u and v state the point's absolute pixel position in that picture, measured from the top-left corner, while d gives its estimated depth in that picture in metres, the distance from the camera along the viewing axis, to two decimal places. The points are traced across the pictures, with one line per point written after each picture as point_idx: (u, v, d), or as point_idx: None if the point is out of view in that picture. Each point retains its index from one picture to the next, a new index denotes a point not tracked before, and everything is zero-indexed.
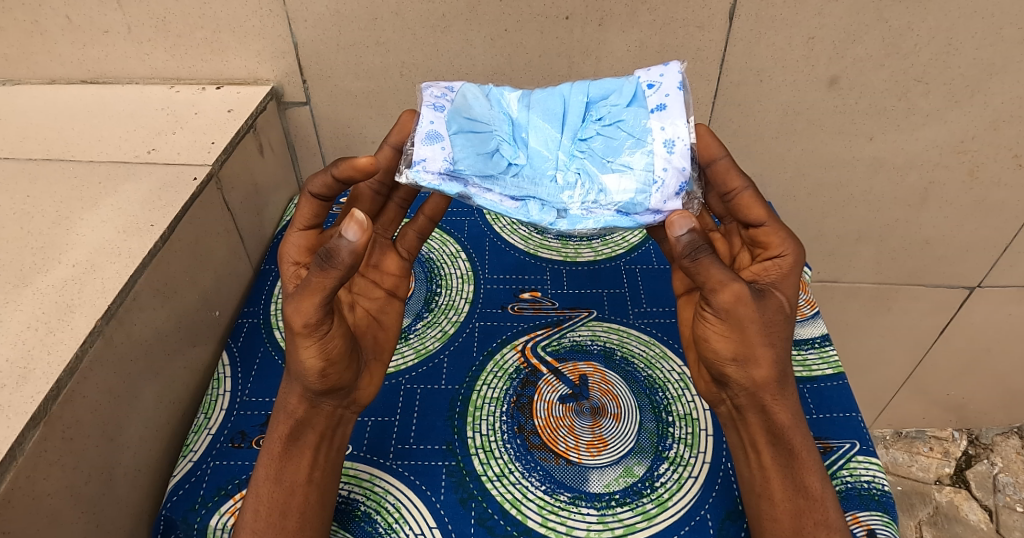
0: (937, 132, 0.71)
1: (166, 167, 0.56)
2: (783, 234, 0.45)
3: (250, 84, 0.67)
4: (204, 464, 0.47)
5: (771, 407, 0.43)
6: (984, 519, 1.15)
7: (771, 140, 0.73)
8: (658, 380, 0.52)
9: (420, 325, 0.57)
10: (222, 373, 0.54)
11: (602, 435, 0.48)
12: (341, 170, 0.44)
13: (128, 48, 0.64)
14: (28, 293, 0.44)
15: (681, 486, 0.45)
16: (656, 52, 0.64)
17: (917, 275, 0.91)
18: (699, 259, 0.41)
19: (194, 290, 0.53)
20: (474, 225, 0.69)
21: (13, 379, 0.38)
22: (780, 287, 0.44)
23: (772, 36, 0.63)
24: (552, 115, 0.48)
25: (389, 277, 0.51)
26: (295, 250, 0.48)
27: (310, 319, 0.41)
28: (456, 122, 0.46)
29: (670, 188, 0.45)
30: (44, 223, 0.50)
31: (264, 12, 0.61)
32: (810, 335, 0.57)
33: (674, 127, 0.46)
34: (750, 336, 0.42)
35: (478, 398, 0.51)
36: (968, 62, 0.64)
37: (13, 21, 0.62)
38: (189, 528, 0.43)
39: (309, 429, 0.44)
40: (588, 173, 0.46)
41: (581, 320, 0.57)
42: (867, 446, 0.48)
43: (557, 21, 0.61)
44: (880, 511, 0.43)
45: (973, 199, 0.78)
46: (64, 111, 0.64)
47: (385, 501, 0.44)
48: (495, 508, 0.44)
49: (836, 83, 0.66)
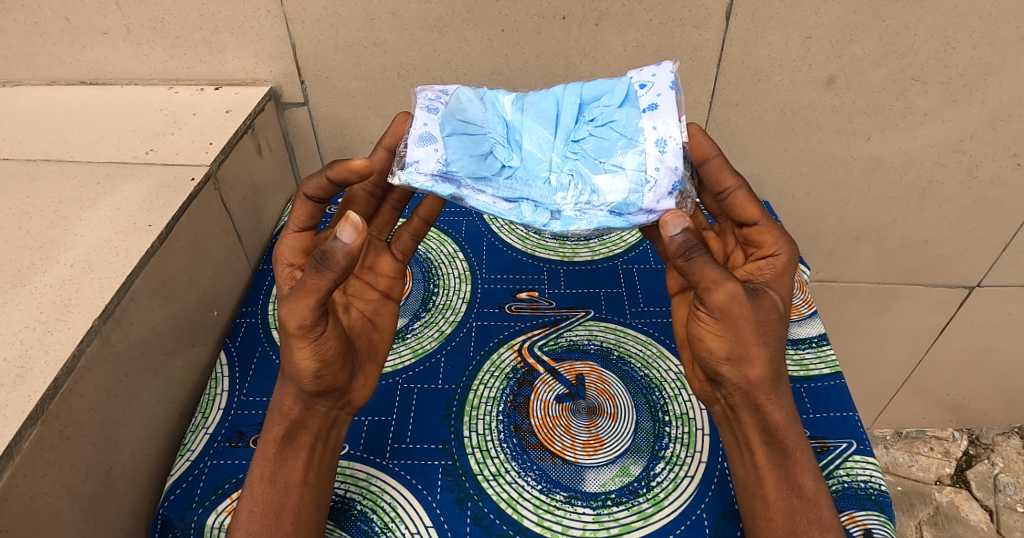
0: (935, 132, 0.71)
1: (164, 167, 0.56)
2: (777, 233, 0.45)
3: (248, 84, 0.68)
4: (202, 464, 0.47)
5: (765, 407, 0.43)
6: (985, 519, 1.14)
7: (769, 139, 0.73)
8: (655, 380, 0.52)
9: (417, 324, 0.58)
10: (220, 372, 0.54)
11: (598, 435, 0.48)
12: (336, 172, 0.44)
13: (127, 49, 0.65)
14: (26, 293, 0.44)
15: (677, 485, 0.45)
16: (653, 51, 0.64)
17: (917, 274, 0.90)
18: (693, 258, 0.41)
19: (192, 290, 0.53)
20: (472, 225, 0.69)
21: (10, 379, 0.38)
22: (774, 286, 0.44)
23: (769, 36, 0.63)
24: (546, 117, 0.48)
25: (383, 278, 0.52)
26: (289, 252, 0.48)
27: (304, 320, 0.41)
28: (449, 125, 0.46)
29: (663, 188, 0.45)
30: (43, 223, 0.50)
31: (261, 12, 0.61)
32: (807, 335, 0.57)
33: (666, 126, 0.46)
34: (744, 336, 0.42)
35: (474, 398, 0.51)
36: (965, 61, 0.64)
37: (13, 23, 0.63)
38: (186, 528, 0.43)
39: (304, 431, 0.44)
40: (581, 173, 0.47)
41: (578, 320, 0.57)
42: (864, 446, 0.48)
43: (554, 22, 0.61)
44: (876, 511, 0.43)
45: (972, 198, 0.78)
46: (63, 112, 0.64)
47: (381, 500, 0.44)
48: (491, 507, 0.44)
49: (834, 82, 0.66)
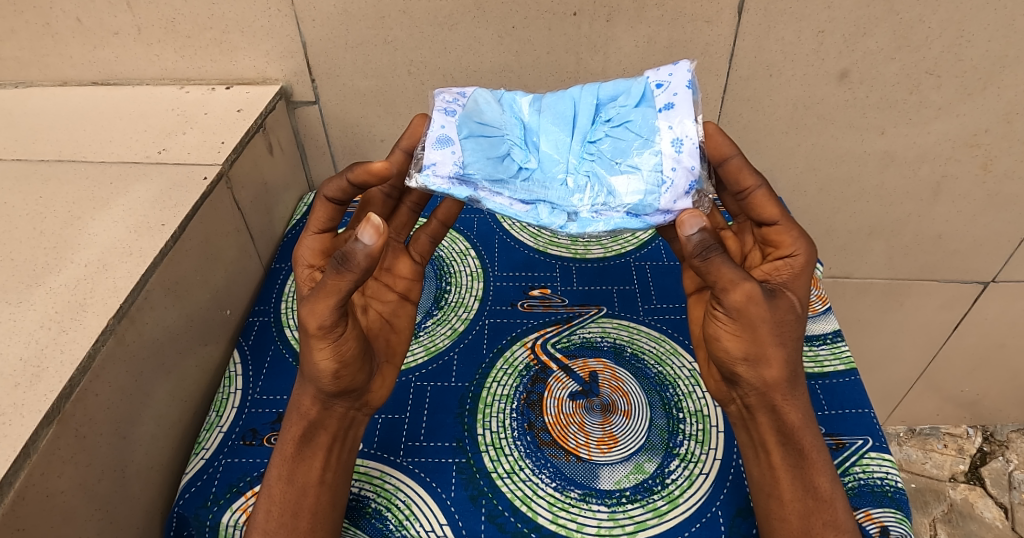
0: (949, 126, 0.70)
1: (176, 167, 0.56)
2: (796, 232, 0.45)
3: (259, 83, 0.68)
4: (216, 462, 0.47)
5: (782, 407, 0.43)
6: (1000, 516, 1.13)
7: (781, 134, 0.72)
8: (670, 376, 0.52)
9: (430, 322, 0.58)
10: (234, 371, 0.54)
11: (612, 431, 0.48)
12: (356, 175, 0.44)
13: (138, 49, 0.65)
14: (40, 293, 0.45)
15: (692, 482, 0.45)
16: (664, 47, 0.63)
17: (930, 270, 0.90)
18: (710, 258, 0.40)
19: (205, 289, 0.53)
20: (484, 222, 0.69)
21: (26, 379, 0.38)
22: (792, 287, 0.44)
23: (781, 30, 0.62)
24: (562, 118, 0.48)
25: (402, 280, 0.52)
26: (309, 253, 0.48)
27: (325, 321, 0.41)
28: (466, 127, 0.46)
29: (680, 188, 0.45)
30: (56, 223, 0.51)
31: (272, 11, 0.61)
32: (821, 331, 0.56)
33: (682, 125, 0.45)
34: (762, 336, 0.42)
35: (488, 395, 0.51)
36: (979, 54, 0.63)
37: (25, 24, 0.63)
38: (201, 526, 0.44)
39: (322, 431, 0.44)
40: (597, 175, 0.46)
41: (591, 317, 0.57)
42: (880, 442, 0.47)
43: (564, 18, 0.61)
44: (893, 508, 0.43)
45: (986, 193, 0.77)
46: (75, 112, 0.64)
47: (395, 498, 0.45)
48: (505, 505, 0.44)
49: (847, 76, 0.66)
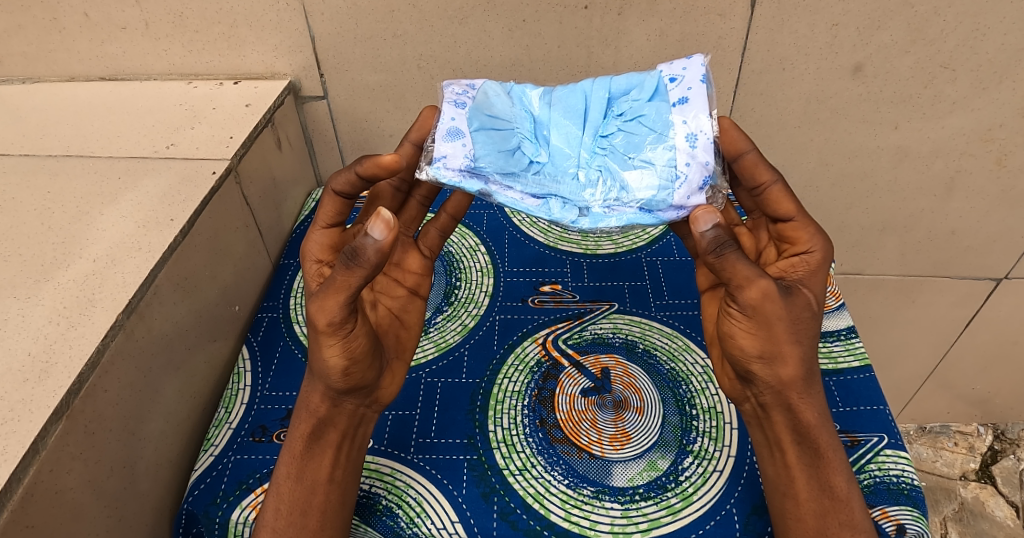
0: (963, 120, 0.69)
1: (185, 161, 0.56)
2: (812, 229, 0.44)
3: (267, 78, 0.67)
4: (226, 458, 0.47)
5: (798, 406, 0.42)
6: (1012, 515, 1.13)
7: (793, 129, 0.71)
8: (683, 373, 0.51)
9: (440, 318, 0.57)
10: (243, 367, 0.54)
11: (625, 429, 0.47)
12: (365, 168, 0.43)
13: (146, 44, 0.65)
14: (49, 288, 0.44)
15: (706, 480, 0.44)
16: (677, 41, 0.63)
17: (943, 267, 0.89)
18: (724, 255, 0.40)
19: (213, 284, 0.53)
20: (494, 217, 0.68)
21: (35, 374, 0.38)
22: (808, 283, 0.43)
23: (795, 23, 0.62)
24: (573, 112, 0.47)
25: (411, 275, 0.51)
26: (317, 249, 0.48)
27: (334, 317, 0.40)
28: (477, 119, 0.46)
29: (693, 184, 0.44)
30: (65, 218, 0.50)
31: (281, 5, 0.61)
32: (835, 327, 0.56)
33: (697, 121, 0.45)
34: (777, 334, 0.41)
35: (500, 392, 0.50)
36: (995, 48, 0.62)
37: (33, 19, 0.63)
38: (211, 523, 0.43)
39: (331, 428, 0.44)
40: (610, 169, 0.46)
41: (602, 313, 0.57)
42: (896, 440, 0.47)
43: (576, 11, 0.61)
44: (910, 506, 0.42)
45: (1000, 189, 0.77)
46: (83, 108, 0.64)
47: (406, 495, 0.44)
48: (518, 502, 0.43)
49: (861, 70, 0.65)
